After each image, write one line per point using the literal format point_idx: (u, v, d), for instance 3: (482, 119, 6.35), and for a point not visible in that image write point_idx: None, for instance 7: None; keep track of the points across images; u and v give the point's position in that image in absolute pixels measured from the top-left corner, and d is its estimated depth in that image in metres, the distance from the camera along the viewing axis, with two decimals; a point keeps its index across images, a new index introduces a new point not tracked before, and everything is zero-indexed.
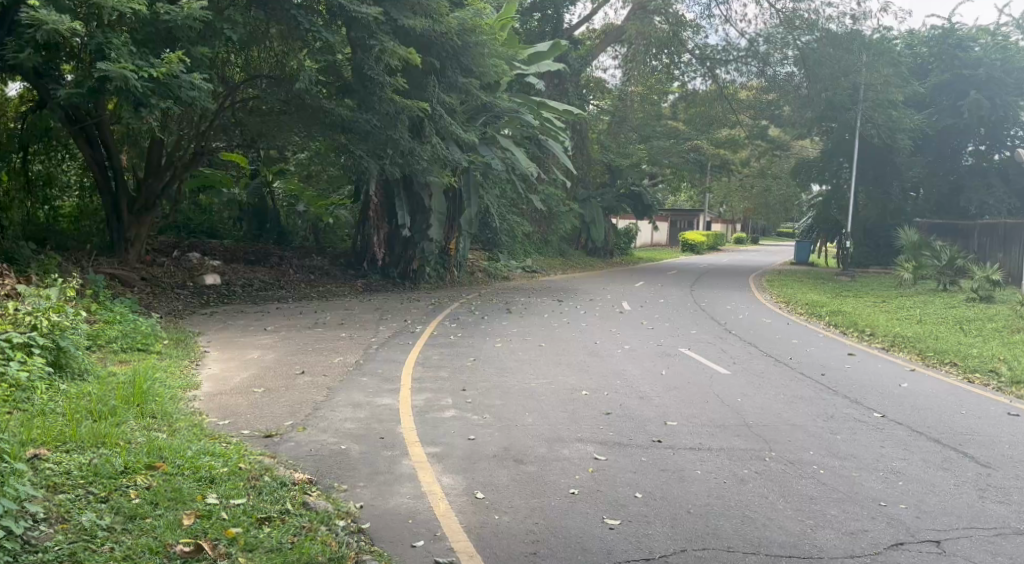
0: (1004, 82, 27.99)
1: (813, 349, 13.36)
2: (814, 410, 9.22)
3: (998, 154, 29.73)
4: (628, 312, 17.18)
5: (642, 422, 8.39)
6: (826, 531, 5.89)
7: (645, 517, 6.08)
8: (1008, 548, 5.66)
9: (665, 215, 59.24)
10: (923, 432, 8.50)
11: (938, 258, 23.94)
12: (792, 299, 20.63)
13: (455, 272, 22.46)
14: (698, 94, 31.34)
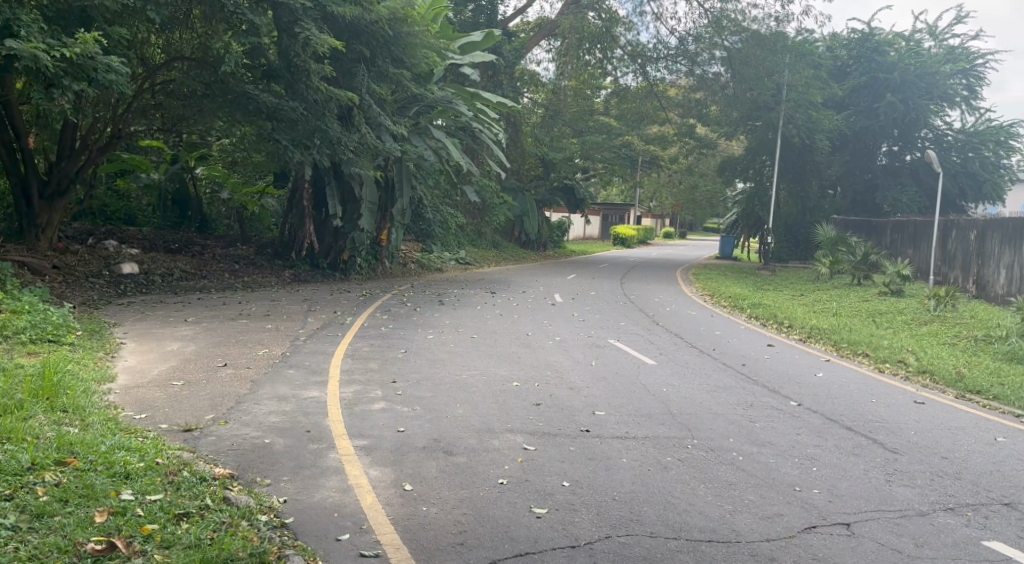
0: (916, 86, 29.12)
1: (735, 340, 13.71)
2: (734, 399, 9.47)
3: (909, 155, 31.00)
4: (560, 304, 17.35)
5: (570, 412, 8.47)
6: (744, 515, 6.06)
7: (571, 505, 6.14)
8: (912, 530, 5.91)
9: (598, 209, 59.95)
10: (837, 419, 8.80)
11: (854, 254, 24.80)
12: (717, 292, 21.11)
13: (387, 262, 22.47)
14: (630, 90, 31.59)
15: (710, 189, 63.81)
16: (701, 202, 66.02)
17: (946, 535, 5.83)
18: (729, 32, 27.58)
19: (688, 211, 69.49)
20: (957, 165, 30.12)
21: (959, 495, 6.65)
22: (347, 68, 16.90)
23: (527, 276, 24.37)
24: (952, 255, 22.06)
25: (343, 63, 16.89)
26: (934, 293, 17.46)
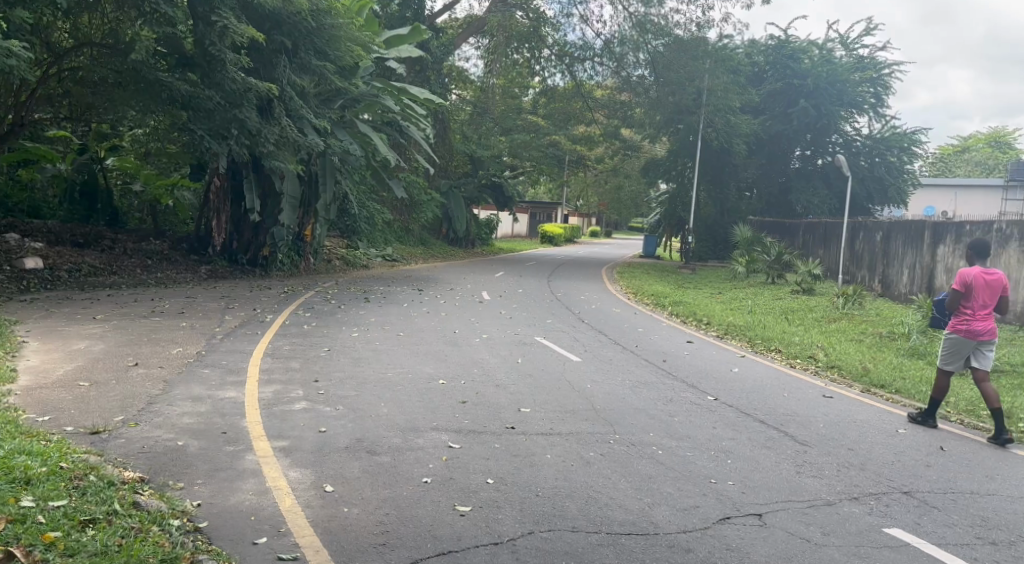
0: (828, 93, 30.20)
1: (656, 336, 13.97)
2: (655, 394, 9.63)
3: (821, 159, 32.11)
4: (486, 301, 17.39)
5: (496, 410, 8.47)
6: (662, 508, 6.18)
7: (495, 502, 6.16)
8: (820, 519, 6.12)
9: (526, 207, 60.17)
10: (751, 413, 9.05)
11: (769, 254, 25.53)
12: (640, 290, 21.46)
13: (311, 259, 22.28)
14: (557, 90, 31.66)
15: (635, 189, 64.74)
16: (626, 202, 66.92)
17: (850, 523, 6.06)
18: (652, 35, 27.50)
19: (614, 210, 70.37)
20: (865, 169, 31.37)
21: (864, 484, 6.92)
22: (267, 58, 16.56)
23: (453, 273, 24.34)
24: (859, 255, 22.93)
25: (263, 54, 16.54)
26: (842, 291, 18.15)
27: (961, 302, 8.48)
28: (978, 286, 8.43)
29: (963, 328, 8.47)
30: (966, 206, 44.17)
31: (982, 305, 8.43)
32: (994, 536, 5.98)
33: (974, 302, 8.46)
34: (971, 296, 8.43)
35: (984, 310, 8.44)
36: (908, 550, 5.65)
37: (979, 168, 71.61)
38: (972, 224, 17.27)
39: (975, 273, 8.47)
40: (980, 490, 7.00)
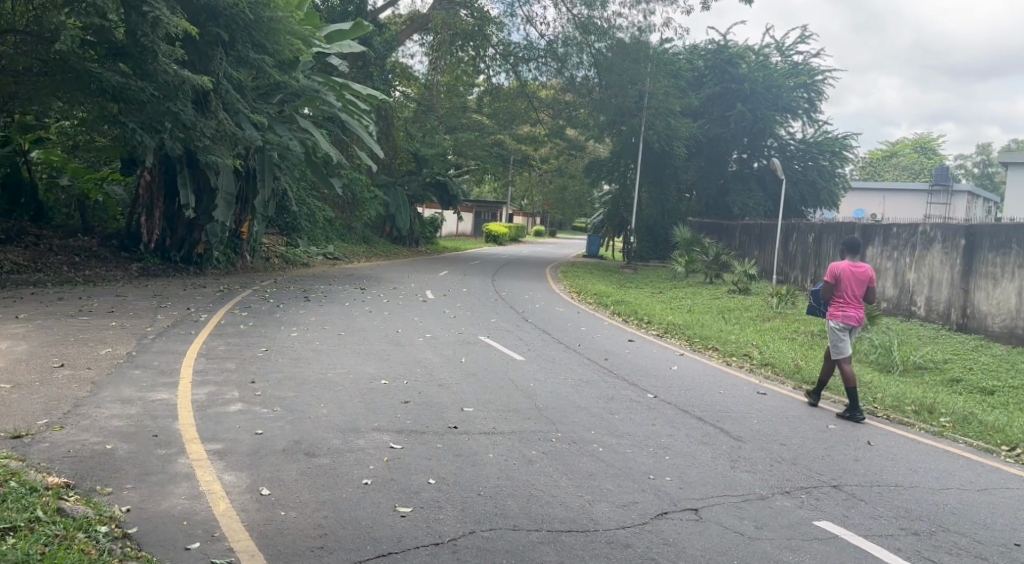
0: (764, 98, 30.96)
1: (598, 335, 14.06)
2: (597, 393, 9.70)
3: (758, 162, 32.81)
4: (429, 300, 17.34)
5: (439, 409, 8.43)
6: (602, 504, 6.22)
7: (437, 502, 6.12)
8: (754, 513, 6.22)
9: (471, 206, 60.01)
10: (688, 410, 9.18)
11: (708, 254, 25.93)
12: (583, 289, 21.59)
13: (247, 256, 21.84)
14: (502, 90, 31.63)
15: (579, 188, 65.27)
16: (570, 202, 67.42)
17: (783, 517, 6.19)
18: (595, 37, 27.78)
19: (558, 210, 70.82)
20: (798, 172, 32.19)
21: (796, 479, 7.07)
22: (204, 51, 16.36)
23: (396, 272, 24.23)
24: (792, 256, 23.46)
25: (198, 46, 16.27)
26: (777, 291, 18.57)
27: (832, 292, 9.27)
28: (845, 278, 9.21)
29: (837, 316, 9.22)
30: (894, 209, 45.59)
31: (850, 294, 9.20)
32: (918, 527, 6.17)
33: (844, 292, 9.24)
34: (840, 286, 9.21)
35: (853, 298, 9.21)
36: (837, 542, 5.79)
37: (906, 172, 74.22)
38: (899, 227, 17.98)
39: (843, 266, 9.25)
40: (905, 482, 7.22)
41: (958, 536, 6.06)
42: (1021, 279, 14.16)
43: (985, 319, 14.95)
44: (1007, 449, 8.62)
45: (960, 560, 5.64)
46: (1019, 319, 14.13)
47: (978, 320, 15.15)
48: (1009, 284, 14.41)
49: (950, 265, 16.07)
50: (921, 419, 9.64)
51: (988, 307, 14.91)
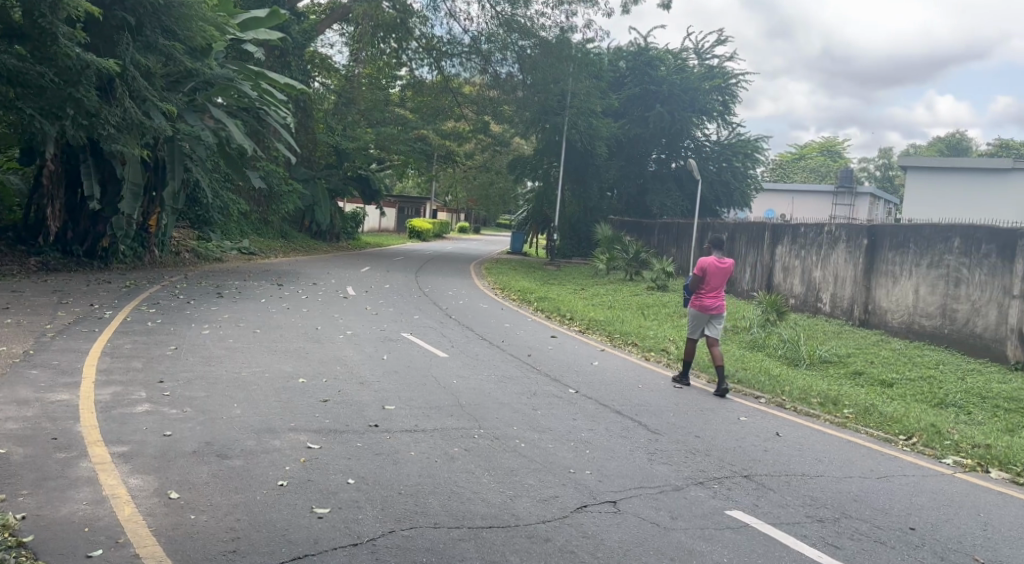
0: (681, 99, 31.62)
1: (521, 331, 14.04)
2: (520, 389, 9.66)
3: (676, 162, 33.45)
4: (350, 296, 17.08)
5: (359, 408, 8.26)
6: (523, 499, 6.18)
7: (356, 502, 5.97)
8: (671, 505, 6.29)
9: (393, 202, 59.40)
10: (609, 404, 9.25)
11: (628, 251, 26.24)
12: (507, 286, 21.61)
13: (156, 250, 21.06)
14: (425, 84, 31.16)
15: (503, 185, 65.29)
16: (494, 198, 67.42)
17: (697, 507, 6.27)
18: (518, 34, 27.56)
19: (482, 206, 70.74)
20: (713, 173, 32.97)
21: (709, 469, 7.19)
22: (108, 34, 15.77)
23: (314, 268, 23.79)
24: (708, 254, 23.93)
25: (103, 30, 15.66)
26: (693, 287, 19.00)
27: (697, 282, 10.24)
28: (710, 270, 10.12)
29: (696, 303, 10.25)
30: (802, 210, 47.07)
31: (711, 285, 10.16)
32: (823, 514, 6.35)
33: (708, 284, 10.20)
34: (705, 277, 10.15)
35: (713, 288, 10.17)
36: (747, 531, 5.91)
37: (814, 174, 76.97)
38: (806, 226, 18.60)
39: (711, 260, 10.15)
40: (811, 471, 7.43)
41: (860, 523, 6.26)
42: (918, 276, 14.81)
43: (885, 315, 15.57)
44: (904, 438, 8.98)
45: (861, 545, 5.83)
46: (917, 315, 14.77)
47: (878, 316, 15.77)
48: (907, 281, 15.05)
49: (853, 264, 16.65)
50: (826, 411, 9.96)
51: (888, 304, 15.53)
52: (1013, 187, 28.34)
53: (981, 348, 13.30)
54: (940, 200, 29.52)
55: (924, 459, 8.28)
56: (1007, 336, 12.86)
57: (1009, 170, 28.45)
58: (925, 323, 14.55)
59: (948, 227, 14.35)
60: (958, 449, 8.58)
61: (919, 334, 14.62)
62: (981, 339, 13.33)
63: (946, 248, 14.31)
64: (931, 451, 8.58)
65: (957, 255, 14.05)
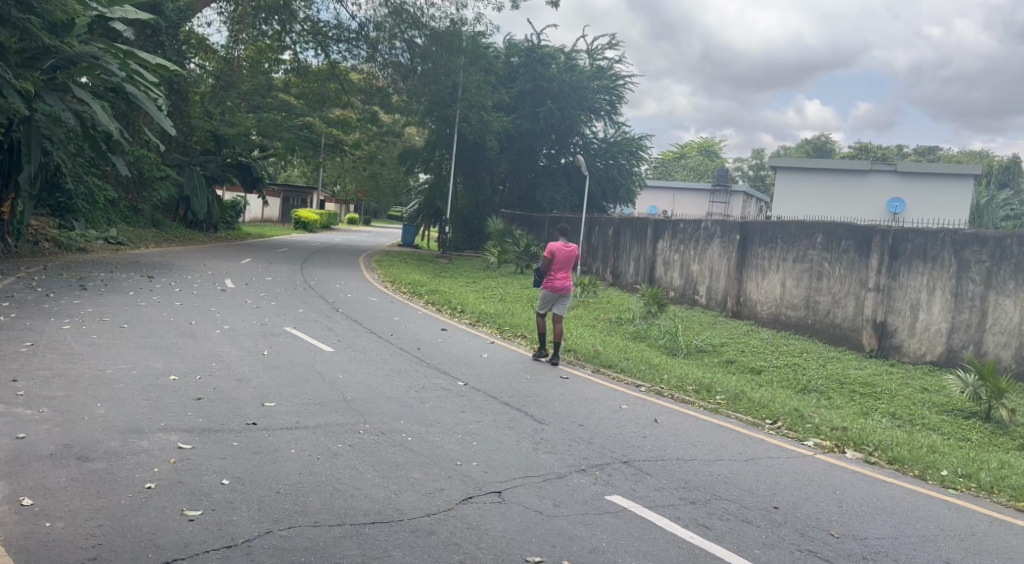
0: (571, 98, 32.24)
1: (411, 325, 13.84)
2: (408, 382, 9.49)
3: (565, 157, 33.82)
4: (229, 289, 16.45)
5: (236, 405, 7.90)
6: (407, 494, 6.04)
7: (230, 503, 5.69)
8: (555, 493, 6.29)
9: (278, 190, 57.72)
10: (497, 396, 9.21)
11: (518, 245, 26.31)
12: (397, 278, 21.33)
13: (10, 239, 19.64)
14: (310, 68, 29.98)
15: (392, 176, 64.53)
16: (384, 190, 66.62)
17: (579, 494, 6.30)
18: (408, 25, 26.98)
19: (371, 196, 69.73)
20: (600, 170, 33.59)
21: (591, 456, 7.25)
22: None
23: (191, 259, 22.77)
24: (595, 248, 24.27)
25: None
26: (580, 280, 19.29)
27: (545, 267, 11.26)
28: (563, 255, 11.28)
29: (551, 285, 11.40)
30: (683, 206, 48.52)
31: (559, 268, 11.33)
32: (696, 496, 6.51)
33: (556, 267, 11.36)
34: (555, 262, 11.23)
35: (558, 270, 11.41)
36: (626, 515, 5.97)
37: (694, 172, 79.75)
38: (684, 222, 19.11)
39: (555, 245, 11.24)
40: (685, 456, 7.61)
41: (730, 504, 6.45)
42: (785, 270, 15.46)
43: (755, 307, 16.19)
44: (770, 422, 9.33)
45: (730, 524, 5.99)
46: (784, 306, 15.42)
47: (749, 308, 16.39)
48: (775, 275, 15.69)
49: (727, 258, 17.26)
50: (700, 397, 10.24)
51: (758, 296, 16.15)
52: (870, 188, 30.06)
53: (841, 337, 14.02)
54: (806, 200, 30.99)
55: (787, 442, 8.62)
56: (864, 326, 13.61)
57: (864, 171, 30.19)
58: (791, 314, 15.20)
59: (811, 223, 15.01)
60: (819, 431, 8.97)
61: (786, 324, 15.28)
62: (841, 329, 14.05)
63: (810, 243, 14.98)
64: (794, 434, 8.94)
65: (820, 250, 14.72)
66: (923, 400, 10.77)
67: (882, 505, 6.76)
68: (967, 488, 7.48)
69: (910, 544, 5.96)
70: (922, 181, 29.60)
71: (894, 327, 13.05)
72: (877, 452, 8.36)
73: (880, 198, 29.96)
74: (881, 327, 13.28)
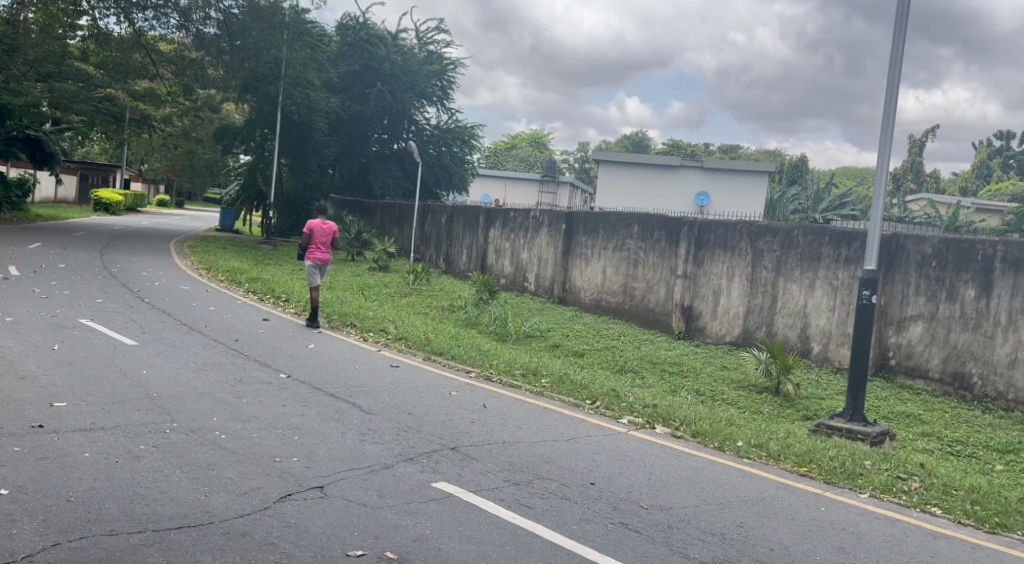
0: (402, 81, 31.93)
1: (228, 315, 13.15)
2: (223, 376, 9.01)
3: (397, 143, 33.53)
4: (13, 277, 14.92)
5: (19, 407, 7.16)
6: (219, 494, 5.70)
7: (10, 516, 5.13)
8: (379, 484, 6.14)
9: (75, 168, 53.12)
10: (322, 388, 8.91)
11: (349, 231, 25.70)
12: (215, 266, 20.15)
13: None
14: (110, 37, 26.96)
15: (206, 155, 61.15)
16: (198, 170, 63.03)
17: (404, 483, 6.20)
18: None
19: (183, 176, 65.78)
20: (433, 157, 33.73)
21: (418, 445, 7.16)
22: None
23: None
24: (427, 236, 24.13)
25: None
26: (413, 268, 19.10)
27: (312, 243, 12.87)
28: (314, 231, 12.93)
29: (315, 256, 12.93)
30: (513, 195, 49.32)
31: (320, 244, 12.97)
32: (519, 477, 6.57)
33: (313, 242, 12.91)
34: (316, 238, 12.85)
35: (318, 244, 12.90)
36: (450, 501, 5.93)
37: (523, 163, 81.62)
38: (514, 211, 19.34)
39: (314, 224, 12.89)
40: (511, 439, 7.68)
41: (551, 483, 6.56)
42: (606, 258, 15.99)
43: (579, 294, 16.67)
44: (589, 402, 9.61)
45: (550, 503, 6.08)
46: (604, 293, 15.97)
47: (574, 294, 16.85)
48: (597, 263, 16.20)
49: (554, 247, 17.64)
50: (525, 381, 10.41)
51: (581, 282, 16.62)
52: (682, 181, 31.74)
53: (654, 320, 14.71)
54: (625, 193, 32.39)
55: (604, 421, 8.91)
56: (673, 310, 14.33)
57: (676, 166, 31.80)
58: (611, 300, 15.76)
59: (628, 214, 15.60)
60: (632, 409, 9.33)
61: (606, 310, 15.83)
62: (654, 313, 14.73)
63: (627, 232, 15.56)
64: (610, 413, 9.27)
65: (636, 240, 15.34)
66: (724, 377, 11.47)
67: (687, 477, 7.11)
68: (759, 457, 7.99)
69: (709, 511, 6.29)
70: (726, 176, 31.42)
71: (699, 311, 13.84)
72: (682, 426, 8.80)
73: (690, 191, 31.67)
74: (688, 310, 14.02)
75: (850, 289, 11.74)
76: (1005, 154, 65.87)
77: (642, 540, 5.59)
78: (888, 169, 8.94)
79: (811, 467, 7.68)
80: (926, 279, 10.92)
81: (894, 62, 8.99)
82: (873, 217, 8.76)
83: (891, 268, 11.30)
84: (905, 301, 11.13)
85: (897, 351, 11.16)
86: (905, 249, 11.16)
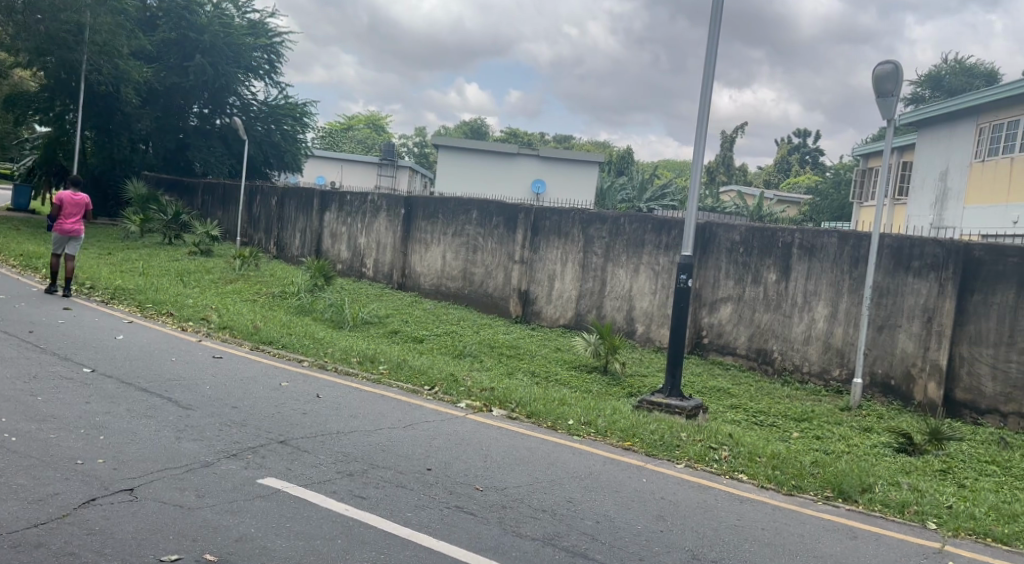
0: (222, 53, 30.46)
1: (23, 305, 12.09)
2: (13, 372, 8.32)
3: (218, 118, 32.46)
4: None
5: None
6: (8, 503, 5.28)
7: None
8: (196, 483, 5.91)
9: None
10: (132, 382, 8.43)
11: (166, 212, 24.21)
12: (5, 250, 18.44)
13: None
14: None
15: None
16: None
17: (227, 480, 5.99)
18: None
19: None
20: (261, 134, 33.06)
21: (244, 440, 6.93)
22: None
23: None
24: (256, 219, 23.16)
25: None
26: (240, 253, 18.32)
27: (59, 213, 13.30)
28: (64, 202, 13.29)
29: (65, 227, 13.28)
30: (350, 178, 48.33)
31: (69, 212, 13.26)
32: (353, 468, 6.51)
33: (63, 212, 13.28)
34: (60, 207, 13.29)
35: (67, 215, 13.22)
36: (277, 497, 5.79)
37: (360, 146, 79.94)
38: (350, 194, 18.97)
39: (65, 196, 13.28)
40: (345, 428, 7.60)
41: (385, 471, 6.55)
42: (445, 244, 16.03)
43: (418, 279, 16.64)
44: (427, 387, 9.64)
45: (384, 492, 6.07)
46: (443, 277, 16.03)
47: (413, 279, 16.81)
48: (437, 248, 16.20)
49: (392, 232, 17.50)
50: (363, 368, 10.31)
51: (420, 268, 16.60)
52: (518, 169, 32.35)
53: (492, 305, 14.95)
54: (465, 179, 32.69)
55: (441, 405, 8.98)
56: (510, 295, 14.60)
57: (513, 153, 32.28)
58: (451, 285, 15.84)
59: (467, 200, 15.67)
60: (470, 393, 9.45)
61: (447, 295, 15.91)
62: (492, 298, 14.96)
63: (466, 218, 15.64)
64: (449, 397, 9.35)
65: (474, 226, 15.48)
66: (555, 359, 11.83)
67: (520, 457, 7.30)
68: (587, 433, 8.33)
69: (540, 489, 6.49)
70: (561, 164, 32.33)
71: (536, 295, 14.16)
72: (518, 407, 9.01)
73: (526, 178, 32.38)
74: (524, 295, 14.32)
75: (670, 273, 12.43)
76: (804, 150, 71.36)
77: (475, 523, 5.69)
78: (702, 160, 9.47)
79: (634, 440, 8.09)
80: (735, 264, 11.70)
81: (707, 58, 9.53)
82: (689, 206, 9.26)
83: (705, 252, 12.01)
84: (717, 284, 11.88)
85: (710, 330, 11.90)
86: (717, 237, 11.89)
